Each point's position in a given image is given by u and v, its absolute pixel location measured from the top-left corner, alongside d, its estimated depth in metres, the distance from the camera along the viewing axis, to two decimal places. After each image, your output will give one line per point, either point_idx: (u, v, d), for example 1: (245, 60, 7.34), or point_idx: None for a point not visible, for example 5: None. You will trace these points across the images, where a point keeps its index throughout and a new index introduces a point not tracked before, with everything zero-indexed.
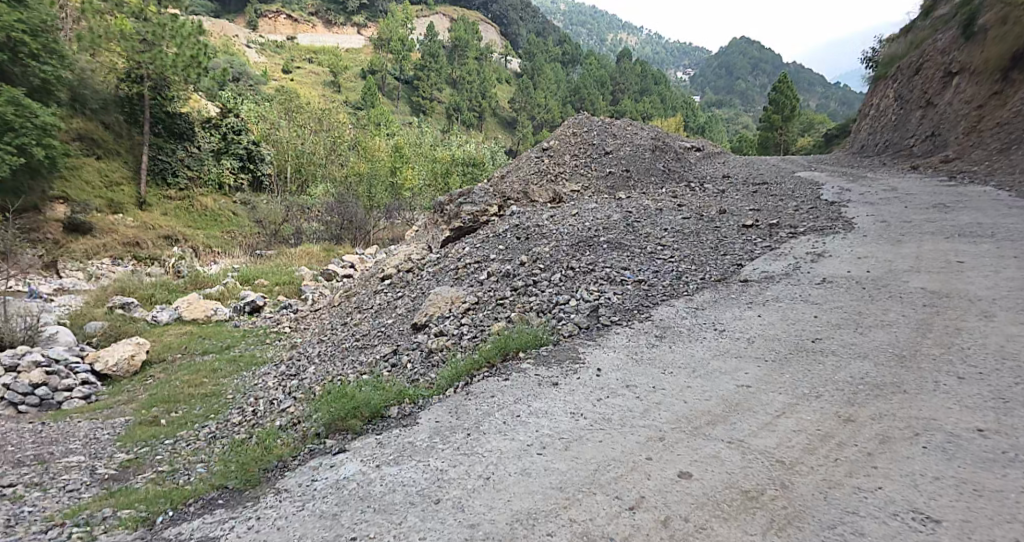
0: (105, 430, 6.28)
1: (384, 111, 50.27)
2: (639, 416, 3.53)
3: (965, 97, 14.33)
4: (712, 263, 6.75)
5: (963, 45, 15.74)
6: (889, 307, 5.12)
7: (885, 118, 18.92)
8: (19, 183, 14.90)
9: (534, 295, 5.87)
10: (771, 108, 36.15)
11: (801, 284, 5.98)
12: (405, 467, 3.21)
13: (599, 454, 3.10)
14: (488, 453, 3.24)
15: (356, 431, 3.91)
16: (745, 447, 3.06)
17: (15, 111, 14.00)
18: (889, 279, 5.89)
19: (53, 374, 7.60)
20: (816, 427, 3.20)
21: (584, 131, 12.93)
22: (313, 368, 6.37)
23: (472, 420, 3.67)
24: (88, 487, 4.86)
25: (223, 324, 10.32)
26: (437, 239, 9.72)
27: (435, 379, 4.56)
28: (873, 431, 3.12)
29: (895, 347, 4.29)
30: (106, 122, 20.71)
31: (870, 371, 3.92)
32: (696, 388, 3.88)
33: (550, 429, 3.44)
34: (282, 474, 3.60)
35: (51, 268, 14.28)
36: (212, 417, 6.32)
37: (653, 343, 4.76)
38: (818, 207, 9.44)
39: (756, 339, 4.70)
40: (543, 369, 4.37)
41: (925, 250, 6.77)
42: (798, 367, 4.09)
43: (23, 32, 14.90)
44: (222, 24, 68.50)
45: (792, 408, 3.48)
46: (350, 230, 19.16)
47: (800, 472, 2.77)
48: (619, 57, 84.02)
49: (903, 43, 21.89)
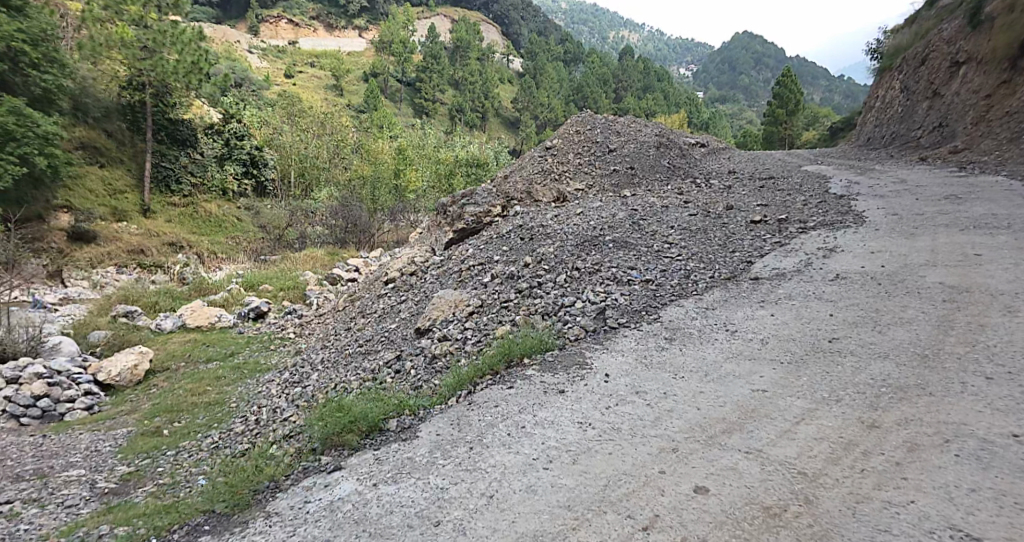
0: (107, 442, 6.17)
1: (387, 114, 50.17)
2: (650, 425, 3.36)
3: (973, 86, 14.05)
4: (721, 261, 6.56)
5: (969, 35, 15.42)
6: (907, 304, 4.92)
7: (891, 110, 18.61)
8: (22, 193, 15.01)
9: (540, 297, 5.71)
10: (776, 102, 35.75)
11: (814, 281, 5.79)
12: (403, 486, 3.06)
13: (609, 468, 2.94)
14: (490, 469, 3.09)
15: (352, 446, 3.75)
16: (765, 457, 2.88)
17: (16, 121, 13.96)
18: (905, 274, 5.67)
19: (55, 386, 7.50)
20: (838, 435, 3.02)
21: (587, 129, 12.73)
22: (315, 376, 6.22)
23: (475, 432, 3.52)
24: (87, 503, 4.73)
25: (227, 331, 10.21)
26: (439, 241, 9.56)
27: (437, 387, 4.41)
28: (900, 438, 2.92)
29: (917, 346, 4.09)
30: (109, 131, 20.77)
31: (892, 372, 3.73)
32: (710, 393, 3.71)
33: (556, 441, 3.28)
34: (274, 495, 3.43)
35: (56, 277, 14.23)
36: (214, 427, 6.20)
37: (664, 345, 4.59)
38: (827, 200, 9.22)
39: (770, 339, 4.52)
40: (549, 376, 4.20)
41: (941, 243, 6.54)
42: (815, 369, 3.91)
43: (23, 42, 14.90)
44: (224, 30, 68.71)
45: (811, 414, 3.29)
46: (354, 233, 18.57)
47: (825, 485, 2.59)
48: (621, 55, 83.66)
49: (907, 34, 21.60)
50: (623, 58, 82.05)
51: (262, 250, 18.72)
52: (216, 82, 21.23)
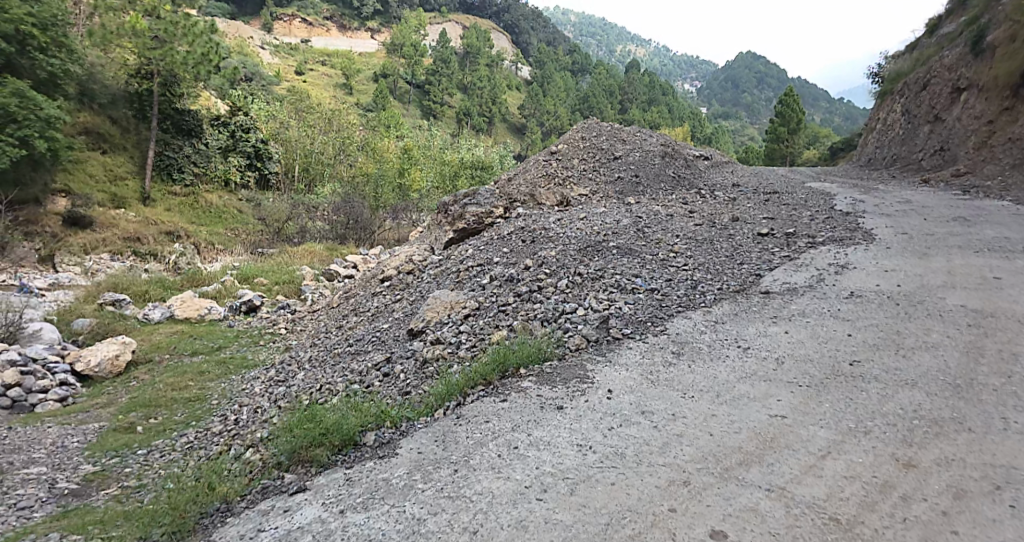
0: (76, 437, 5.76)
1: (394, 114, 49.74)
2: (657, 451, 2.99)
3: (975, 112, 13.80)
4: (730, 273, 6.25)
5: (972, 61, 15.13)
6: (930, 326, 4.58)
7: (892, 132, 18.30)
8: (20, 174, 14.61)
9: (539, 302, 5.35)
10: (778, 120, 35.43)
11: (828, 298, 5.45)
12: (374, 515, 2.68)
13: (612, 502, 2.58)
14: (477, 497, 2.72)
15: (321, 462, 3.36)
16: (788, 497, 2.54)
17: (18, 103, 13.54)
18: (923, 295, 5.34)
19: (29, 375, 7.05)
20: (871, 474, 2.67)
21: (593, 135, 12.40)
22: (302, 375, 5.86)
23: (461, 452, 3.15)
24: (41, 505, 4.32)
25: (216, 324, 9.82)
26: (437, 242, 9.21)
27: (425, 396, 4.04)
28: (943, 482, 2.57)
29: (946, 375, 3.73)
30: (114, 118, 20.34)
31: (923, 402, 3.38)
32: (722, 417, 3.35)
33: (552, 466, 2.92)
34: (225, 520, 3.02)
35: (48, 262, 13.74)
36: (191, 425, 5.82)
37: (671, 361, 4.24)
38: (834, 216, 8.93)
39: (786, 360, 4.16)
40: (546, 389, 3.85)
41: (957, 264, 6.23)
42: (838, 394, 3.57)
43: (32, 25, 14.34)
44: (236, 25, 68.61)
45: (838, 447, 2.95)
46: (353, 230, 18.21)
47: (862, 537, 2.25)
48: (627, 67, 84.02)
49: (909, 58, 21.44)
50: (629, 70, 82.25)
51: (257, 242, 18.35)
52: (224, 75, 20.83)
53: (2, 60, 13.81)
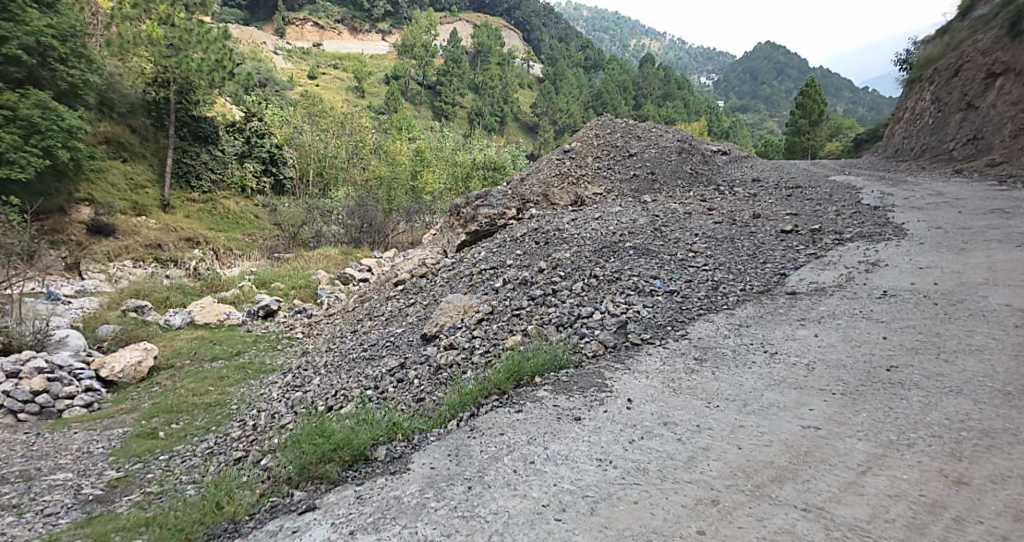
0: (100, 443, 5.77)
1: (406, 116, 49.76)
2: (682, 466, 2.82)
3: (1011, 98, 13.20)
4: (752, 272, 6.01)
5: (1007, 45, 14.45)
6: (973, 328, 4.30)
7: (919, 121, 17.62)
8: (46, 184, 15.00)
9: (554, 306, 5.20)
10: (798, 112, 34.38)
11: (859, 298, 5.18)
12: (385, 536, 2.56)
13: (635, 523, 2.42)
14: (491, 517, 2.58)
15: (331, 480, 3.26)
16: (828, 518, 2.35)
17: (41, 114, 13.84)
18: (963, 293, 5.03)
19: (56, 381, 7.11)
20: (919, 493, 2.46)
21: (606, 133, 12.19)
22: (318, 380, 5.80)
23: (476, 467, 3.03)
24: (66, 512, 4.32)
25: (235, 329, 9.87)
26: (452, 244, 9.13)
27: (437, 406, 3.93)
28: (1000, 502, 2.36)
29: (996, 382, 3.45)
30: (133, 126, 20.84)
31: (970, 411, 3.14)
32: (751, 428, 3.16)
33: (569, 483, 2.77)
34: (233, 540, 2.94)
35: (74, 269, 13.98)
36: (212, 430, 5.82)
37: (694, 368, 4.04)
38: (861, 211, 8.58)
39: (817, 366, 3.93)
40: (563, 399, 3.70)
41: (998, 259, 5.88)
42: (876, 403, 3.34)
43: (53, 37, 14.64)
44: (250, 31, 69.49)
45: (880, 461, 2.74)
46: (369, 233, 18.84)
47: None
48: (640, 62, 82.89)
49: (938, 44, 20.59)
50: (643, 66, 81.19)
51: (275, 248, 18.45)
52: (239, 80, 20.89)
53: (25, 72, 14.13)
